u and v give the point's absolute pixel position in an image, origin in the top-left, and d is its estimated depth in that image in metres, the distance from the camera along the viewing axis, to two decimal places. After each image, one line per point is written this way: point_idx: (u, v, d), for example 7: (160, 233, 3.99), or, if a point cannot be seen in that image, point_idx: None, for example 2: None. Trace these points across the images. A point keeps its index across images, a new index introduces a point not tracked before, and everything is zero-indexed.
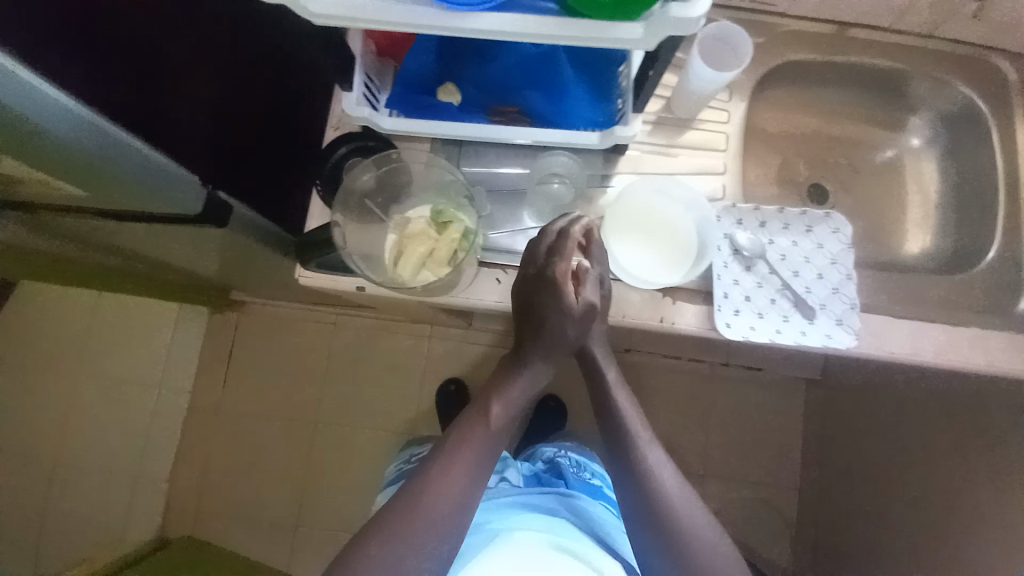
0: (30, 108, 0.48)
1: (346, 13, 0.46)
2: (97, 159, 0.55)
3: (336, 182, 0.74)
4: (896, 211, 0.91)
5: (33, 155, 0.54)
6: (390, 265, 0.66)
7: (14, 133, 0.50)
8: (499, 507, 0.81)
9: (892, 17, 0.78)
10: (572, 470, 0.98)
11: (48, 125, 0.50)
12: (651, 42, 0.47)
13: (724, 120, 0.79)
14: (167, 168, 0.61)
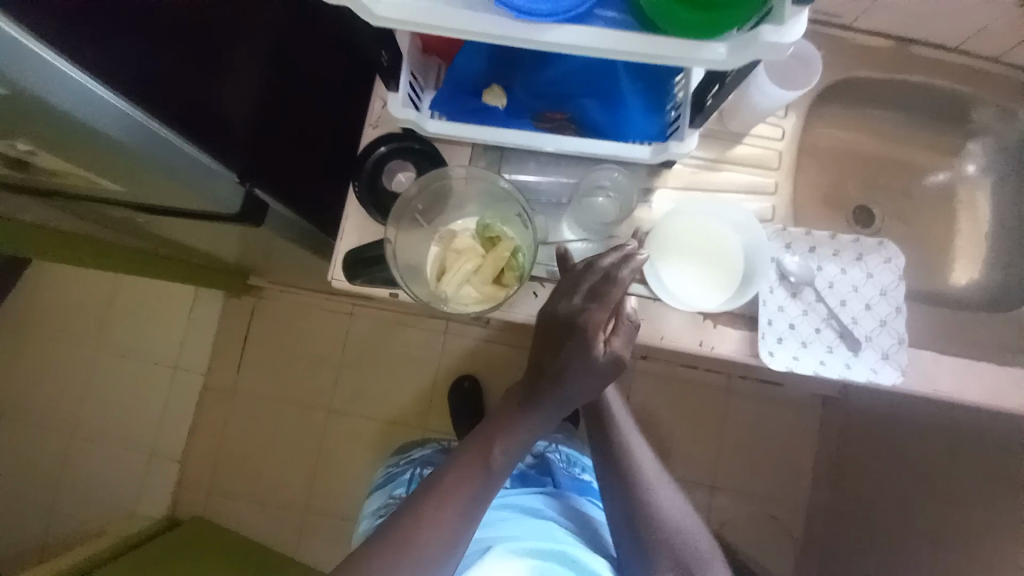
0: (89, 114, 0.47)
1: (413, 19, 0.43)
2: (149, 163, 0.54)
3: (374, 184, 0.72)
4: (944, 239, 0.88)
5: (80, 155, 0.52)
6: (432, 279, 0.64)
7: (69, 135, 0.49)
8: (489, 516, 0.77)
9: (961, 38, 0.75)
10: (558, 466, 0.90)
11: (104, 129, 0.49)
12: (732, 63, 0.44)
13: (779, 136, 0.76)
14: (212, 169, 0.60)
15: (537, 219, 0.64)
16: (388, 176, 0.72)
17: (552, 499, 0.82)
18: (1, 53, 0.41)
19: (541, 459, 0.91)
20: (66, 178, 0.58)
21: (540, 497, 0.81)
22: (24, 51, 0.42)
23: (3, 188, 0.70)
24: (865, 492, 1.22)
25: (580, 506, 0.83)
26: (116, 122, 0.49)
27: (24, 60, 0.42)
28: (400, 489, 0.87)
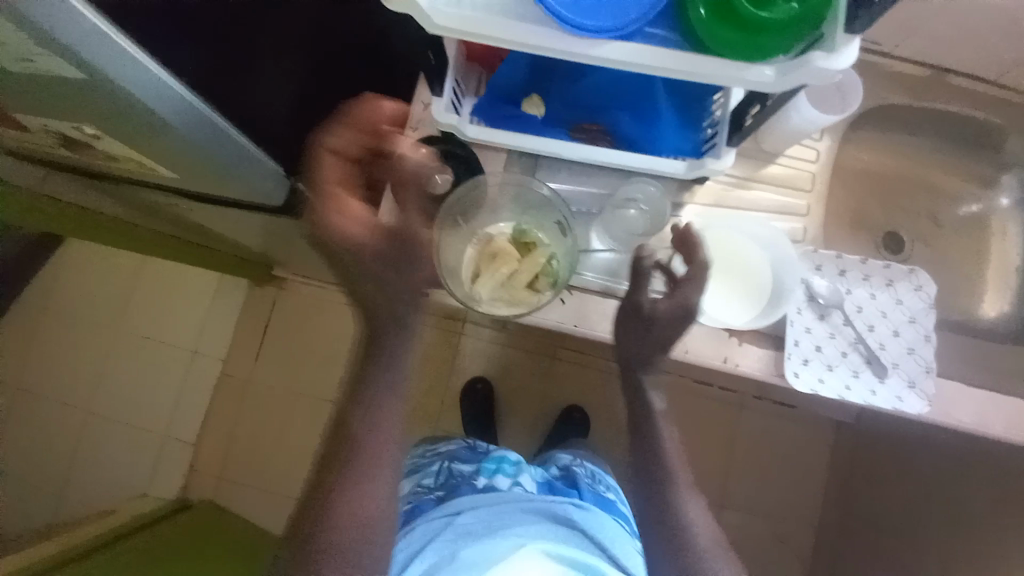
0: (170, 111, 0.50)
1: (468, 27, 0.44)
2: (211, 156, 0.57)
3: None
4: (973, 269, 0.87)
5: (147, 145, 0.54)
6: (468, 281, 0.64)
7: (144, 128, 0.51)
8: (507, 512, 0.71)
9: (1002, 70, 0.74)
10: (586, 480, 0.82)
11: (179, 125, 0.51)
12: (780, 85, 0.44)
13: (812, 159, 0.76)
14: (263, 162, 0.64)
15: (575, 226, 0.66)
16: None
17: (586, 514, 0.74)
18: (105, 60, 0.43)
19: (569, 472, 0.84)
20: (120, 162, 0.59)
21: (571, 509, 0.73)
22: (124, 58, 0.44)
23: (58, 169, 0.73)
24: (876, 522, 1.21)
25: (612, 524, 0.74)
26: (188, 123, 0.52)
27: (123, 65, 0.44)
28: (429, 479, 0.81)
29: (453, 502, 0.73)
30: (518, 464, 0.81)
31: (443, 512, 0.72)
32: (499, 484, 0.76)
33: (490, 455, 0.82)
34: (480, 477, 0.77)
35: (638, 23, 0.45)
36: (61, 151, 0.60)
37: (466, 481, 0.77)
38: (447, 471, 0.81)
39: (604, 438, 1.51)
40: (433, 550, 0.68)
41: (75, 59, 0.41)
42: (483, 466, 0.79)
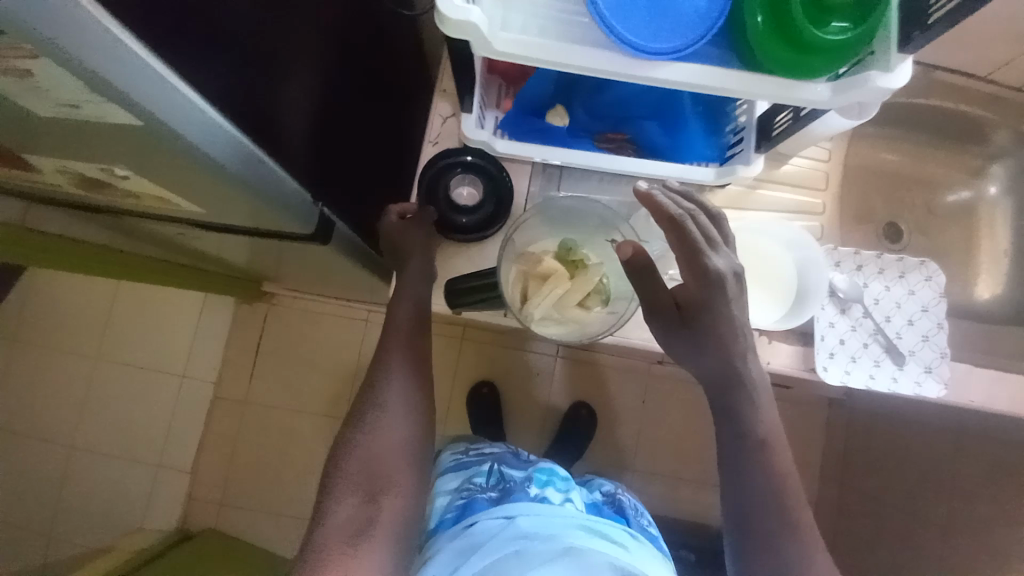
0: (229, 161, 0.44)
1: (528, 53, 0.44)
2: (255, 197, 0.51)
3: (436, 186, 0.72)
4: (966, 254, 0.93)
5: (185, 186, 0.48)
6: (526, 303, 0.62)
7: (190, 174, 0.44)
8: (568, 523, 0.76)
9: (994, 67, 0.80)
10: (631, 510, 0.88)
11: (235, 174, 0.46)
12: (836, 103, 0.46)
13: (825, 157, 0.79)
14: (300, 195, 0.58)
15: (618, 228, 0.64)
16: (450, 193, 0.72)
17: (634, 538, 0.80)
18: (154, 99, 0.34)
19: (615, 499, 0.90)
20: (138, 200, 0.54)
21: (623, 533, 0.79)
22: (179, 98, 0.36)
23: (48, 203, 0.67)
24: (874, 490, 1.29)
25: (654, 553, 0.80)
26: (235, 158, 0.44)
27: (180, 111, 0.36)
28: (481, 477, 0.87)
29: (511, 506, 0.78)
30: (569, 480, 0.87)
31: (502, 513, 0.77)
32: (552, 497, 0.82)
33: (540, 467, 0.89)
34: (533, 486, 0.83)
35: (695, 45, 0.45)
36: (67, 189, 0.55)
37: (519, 488, 0.83)
38: (498, 473, 0.87)
39: (613, 430, 1.54)
40: (493, 548, 0.73)
41: (119, 101, 0.33)
42: (535, 476, 0.86)
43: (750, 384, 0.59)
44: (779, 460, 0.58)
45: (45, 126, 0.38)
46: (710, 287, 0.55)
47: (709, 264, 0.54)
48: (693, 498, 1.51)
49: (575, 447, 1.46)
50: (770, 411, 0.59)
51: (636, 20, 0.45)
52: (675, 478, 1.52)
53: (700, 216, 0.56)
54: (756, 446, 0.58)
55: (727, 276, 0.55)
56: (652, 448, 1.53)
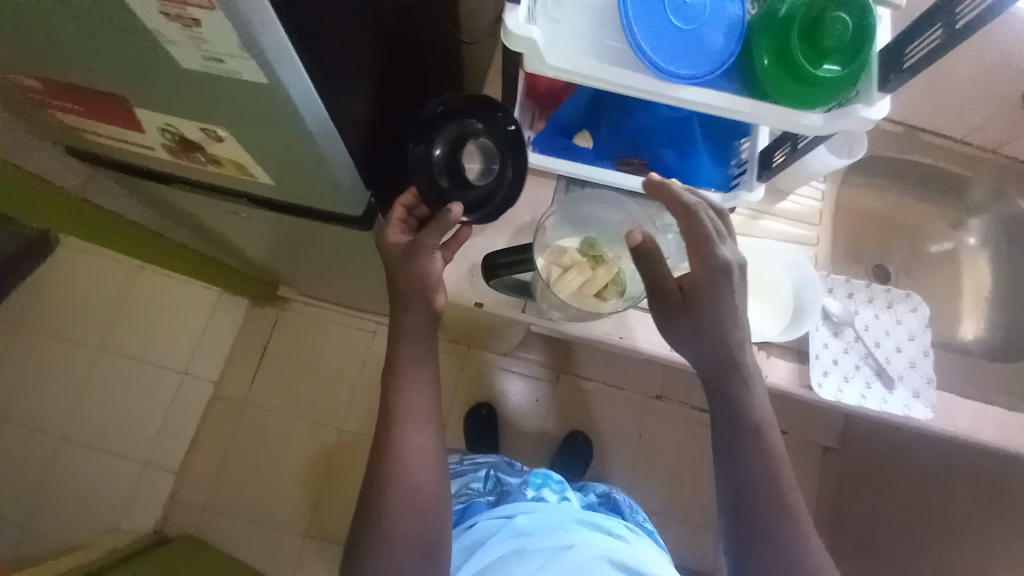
0: (315, 131, 0.51)
1: (573, 68, 0.53)
2: (323, 173, 0.58)
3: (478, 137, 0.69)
4: (951, 300, 1.01)
5: (269, 153, 0.55)
6: (552, 282, 0.67)
7: (280, 139, 0.52)
8: (568, 521, 0.77)
9: (963, 130, 0.91)
10: (626, 507, 0.89)
11: (316, 145, 0.52)
12: (826, 129, 0.54)
13: (818, 196, 0.87)
14: (357, 181, 0.65)
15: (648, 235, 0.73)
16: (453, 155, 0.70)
17: (629, 532, 0.80)
18: (284, 63, 0.42)
19: (609, 497, 0.92)
20: (217, 167, 0.61)
21: (617, 526, 0.80)
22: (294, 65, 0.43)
23: (123, 173, 0.74)
24: (869, 538, 1.28)
25: (650, 547, 0.80)
26: (324, 132, 0.52)
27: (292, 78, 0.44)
28: (478, 482, 0.87)
29: (509, 506, 0.78)
30: (562, 483, 0.86)
31: (501, 513, 0.77)
32: (547, 497, 0.82)
33: (534, 472, 0.89)
34: (529, 488, 0.84)
35: (711, 73, 0.54)
36: (153, 152, 0.62)
37: (516, 489, 0.84)
38: (495, 478, 0.87)
39: (609, 461, 1.54)
40: (494, 545, 0.74)
41: (259, 60, 0.40)
42: (530, 480, 0.86)
43: (747, 375, 0.63)
44: (773, 444, 0.62)
45: (177, 79, 0.46)
46: (715, 271, 0.61)
47: (716, 251, 0.61)
48: (685, 539, 1.48)
49: (568, 474, 1.46)
50: (764, 401, 0.63)
51: (665, 48, 0.54)
52: (667, 516, 1.50)
53: (710, 211, 0.62)
54: (752, 435, 0.61)
55: (731, 265, 0.61)
56: (646, 483, 1.52)
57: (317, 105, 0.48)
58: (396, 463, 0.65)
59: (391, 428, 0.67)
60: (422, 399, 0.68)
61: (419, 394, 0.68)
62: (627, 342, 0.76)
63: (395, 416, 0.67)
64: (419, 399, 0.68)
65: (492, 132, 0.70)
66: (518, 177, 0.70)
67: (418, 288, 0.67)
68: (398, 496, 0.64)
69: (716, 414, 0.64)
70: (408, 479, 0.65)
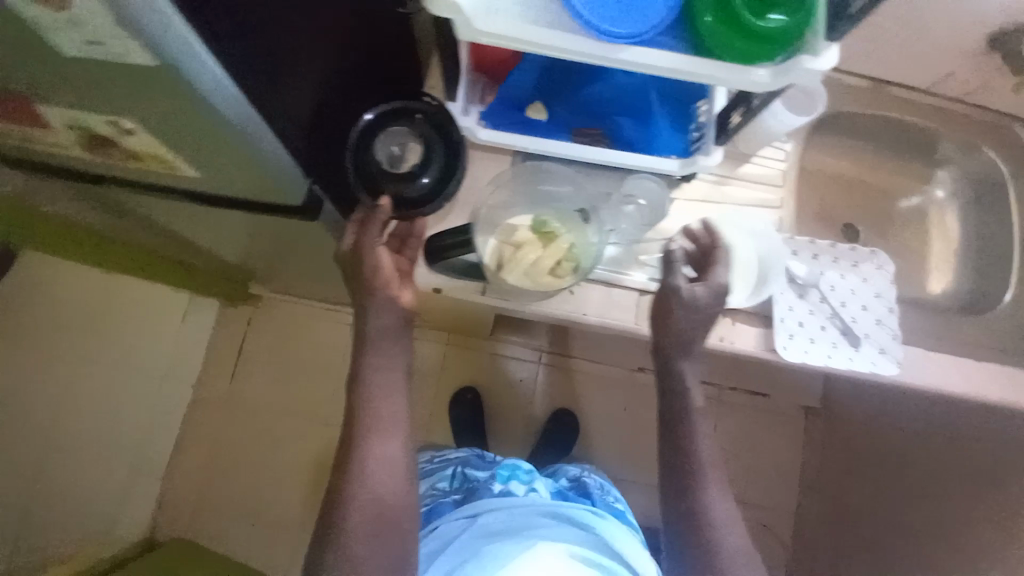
0: (229, 117, 0.47)
1: (502, 34, 0.49)
2: (251, 162, 0.55)
3: (423, 131, 0.75)
4: (920, 255, 1.01)
5: (189, 143, 0.51)
6: (495, 266, 0.67)
7: (194, 128, 0.48)
8: (533, 517, 0.76)
9: (930, 81, 0.89)
10: (595, 491, 0.89)
11: (236, 132, 0.49)
12: (775, 84, 0.51)
13: (782, 158, 0.85)
14: (294, 169, 0.61)
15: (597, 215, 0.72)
16: (390, 151, 0.74)
17: (598, 518, 0.78)
18: (174, 41, 0.38)
19: (580, 482, 0.91)
20: (138, 163, 0.57)
21: (583, 512, 0.78)
22: (190, 48, 0.39)
23: (47, 175, 0.69)
24: (849, 495, 1.31)
25: (622, 530, 0.78)
26: (243, 116, 0.48)
27: (190, 60, 0.40)
28: (444, 482, 0.87)
29: (474, 504, 0.77)
30: (532, 473, 0.85)
31: (465, 513, 0.76)
32: (515, 490, 0.81)
33: (504, 463, 0.87)
34: (497, 483, 0.82)
35: (649, 32, 0.51)
36: (68, 152, 0.59)
37: (484, 486, 0.83)
38: (462, 476, 0.88)
39: (594, 438, 1.55)
40: (460, 548, 0.73)
41: (143, 39, 0.37)
42: (498, 473, 0.84)
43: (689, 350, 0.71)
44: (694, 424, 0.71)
45: (65, 69, 0.42)
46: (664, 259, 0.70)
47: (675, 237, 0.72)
48: None
49: (556, 452, 1.47)
50: (698, 392, 0.72)
51: (600, 11, 0.51)
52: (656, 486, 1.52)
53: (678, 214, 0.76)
54: (681, 418, 0.71)
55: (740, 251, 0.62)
56: (634, 455, 1.54)
57: (225, 87, 0.45)
58: (362, 460, 0.62)
59: (355, 423, 0.64)
60: (388, 391, 0.65)
61: (383, 387, 0.65)
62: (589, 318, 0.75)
63: (360, 411, 0.65)
64: (384, 393, 0.65)
65: (437, 125, 0.75)
66: (459, 162, 0.75)
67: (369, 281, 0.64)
68: (366, 495, 0.61)
69: (663, 405, 0.73)
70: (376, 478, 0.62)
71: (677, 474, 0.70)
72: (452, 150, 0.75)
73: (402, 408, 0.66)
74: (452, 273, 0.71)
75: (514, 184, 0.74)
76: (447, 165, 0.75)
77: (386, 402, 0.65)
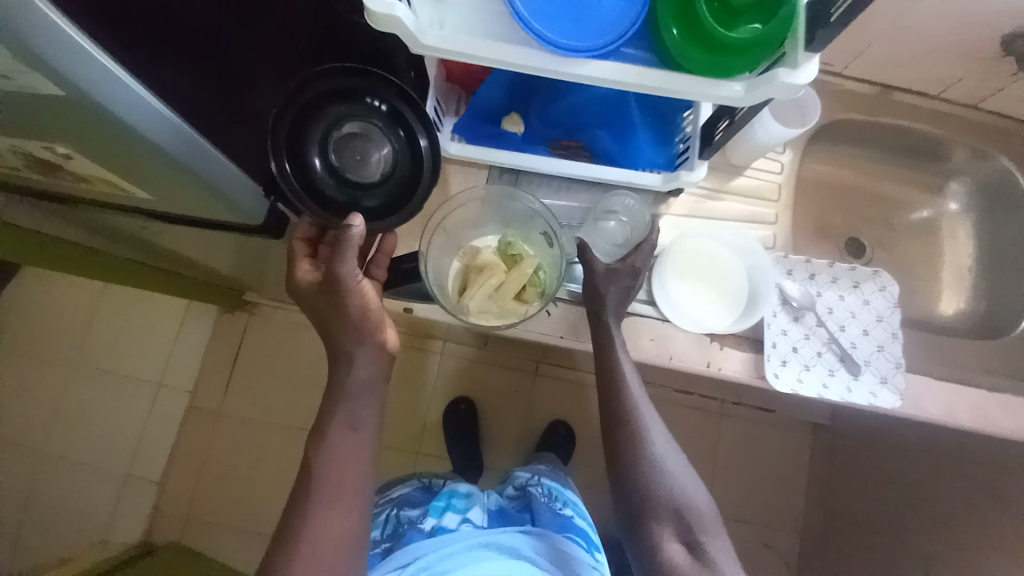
0: (164, 142, 0.45)
1: (452, 48, 0.46)
2: (198, 187, 0.52)
3: (381, 125, 0.62)
4: (928, 271, 0.95)
5: (130, 168, 0.49)
6: (455, 294, 0.66)
7: (131, 154, 0.46)
8: (459, 553, 0.73)
9: (941, 86, 0.82)
10: (540, 501, 0.83)
11: (175, 158, 0.47)
12: (750, 99, 0.47)
13: (777, 170, 0.80)
14: (250, 189, 0.59)
15: (561, 237, 0.67)
16: (343, 149, 0.62)
17: (528, 538, 0.76)
18: (81, 72, 0.36)
19: (526, 493, 0.87)
20: (89, 185, 0.56)
21: (515, 536, 0.76)
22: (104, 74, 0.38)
23: (14, 190, 0.69)
24: (857, 519, 1.23)
25: (564, 545, 0.75)
26: (182, 144, 0.47)
27: (105, 86, 0.38)
28: (376, 529, 0.82)
29: (404, 553, 0.74)
30: (466, 500, 0.83)
31: (395, 565, 0.73)
32: (448, 523, 0.78)
33: (439, 494, 0.85)
34: (428, 519, 0.79)
35: (614, 44, 0.48)
36: (24, 174, 0.58)
37: (413, 526, 0.79)
38: (394, 520, 0.82)
39: (590, 454, 1.47)
40: None
41: (44, 73, 0.35)
42: (431, 507, 0.82)
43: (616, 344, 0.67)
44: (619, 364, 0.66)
45: (0, 100, 0.42)
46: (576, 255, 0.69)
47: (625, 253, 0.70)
48: None
49: None
50: (651, 418, 0.67)
51: (559, 23, 0.47)
52: None
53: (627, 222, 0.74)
54: (642, 439, 0.66)
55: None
56: None
57: (153, 110, 0.43)
58: (318, 487, 0.59)
59: (314, 448, 0.61)
60: (349, 415, 0.61)
61: (345, 410, 0.62)
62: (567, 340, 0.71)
63: (320, 434, 0.62)
64: (345, 417, 0.61)
65: (396, 117, 0.62)
66: (437, 162, 0.63)
67: (327, 303, 0.61)
68: (321, 534, 0.57)
69: (605, 429, 0.68)
70: (331, 515, 0.58)
71: (627, 465, 0.65)
72: (426, 146, 0.63)
73: (363, 432, 0.62)
74: (410, 298, 0.68)
75: (483, 204, 0.69)
76: (411, 167, 0.63)
77: (346, 426, 0.61)
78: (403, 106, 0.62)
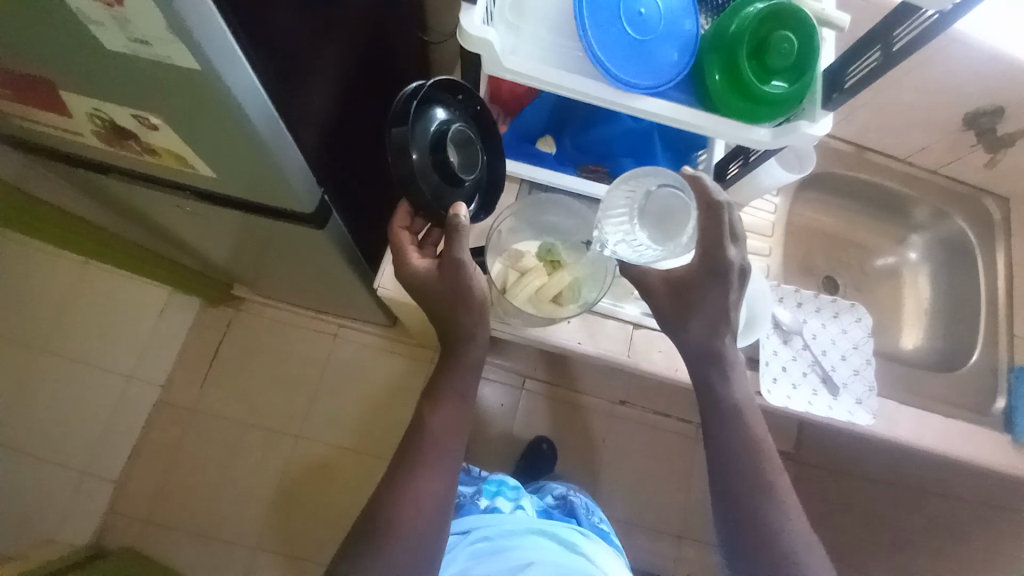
0: (261, 122, 0.48)
1: (529, 72, 0.52)
2: (269, 170, 0.55)
3: (472, 141, 0.67)
4: (893, 311, 1.07)
5: (211, 144, 0.52)
6: (500, 292, 0.70)
7: (224, 131, 0.49)
8: (518, 531, 0.78)
9: (908, 151, 0.97)
10: (581, 508, 0.90)
11: (265, 140, 0.50)
12: (774, 143, 0.56)
13: (771, 210, 0.90)
14: (310, 179, 0.61)
15: None
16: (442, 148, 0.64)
17: (585, 540, 0.80)
18: (215, 48, 0.39)
19: (567, 500, 0.92)
20: (156, 157, 0.58)
21: (572, 532, 0.80)
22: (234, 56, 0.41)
23: (55, 160, 0.69)
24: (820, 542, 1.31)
25: (603, 550, 0.80)
26: (268, 126, 0.49)
27: (230, 65, 0.41)
28: None
29: (460, 521, 0.79)
30: (518, 488, 0.86)
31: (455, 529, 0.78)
32: (501, 506, 0.82)
33: (490, 478, 0.89)
34: (483, 497, 0.83)
35: (665, 85, 0.56)
36: (84, 139, 0.59)
37: (469, 501, 0.84)
38: None
39: (574, 472, 1.48)
40: (448, 563, 0.74)
41: (186, 45, 0.38)
42: (484, 488, 0.86)
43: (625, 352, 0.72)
44: (745, 422, 0.66)
45: (111, 75, 0.44)
46: None
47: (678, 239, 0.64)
48: (649, 545, 1.44)
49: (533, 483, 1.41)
50: (778, 480, 0.64)
51: (621, 60, 0.55)
52: (631, 526, 1.46)
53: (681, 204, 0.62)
54: (729, 485, 0.64)
55: (733, 268, 0.61)
56: (611, 489, 1.47)
57: (259, 92, 0.46)
58: None
59: (420, 402, 0.66)
60: (452, 379, 0.65)
61: (449, 377, 0.66)
62: (585, 348, 0.76)
63: (423, 392, 0.66)
64: (451, 384, 0.65)
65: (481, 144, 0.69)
66: (500, 180, 0.72)
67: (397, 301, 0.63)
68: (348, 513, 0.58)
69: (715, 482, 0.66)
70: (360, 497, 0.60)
71: (745, 532, 0.62)
72: (489, 166, 0.71)
73: (463, 395, 0.66)
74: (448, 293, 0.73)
75: (523, 212, 0.75)
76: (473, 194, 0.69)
77: (454, 391, 0.65)
78: (476, 126, 0.68)
